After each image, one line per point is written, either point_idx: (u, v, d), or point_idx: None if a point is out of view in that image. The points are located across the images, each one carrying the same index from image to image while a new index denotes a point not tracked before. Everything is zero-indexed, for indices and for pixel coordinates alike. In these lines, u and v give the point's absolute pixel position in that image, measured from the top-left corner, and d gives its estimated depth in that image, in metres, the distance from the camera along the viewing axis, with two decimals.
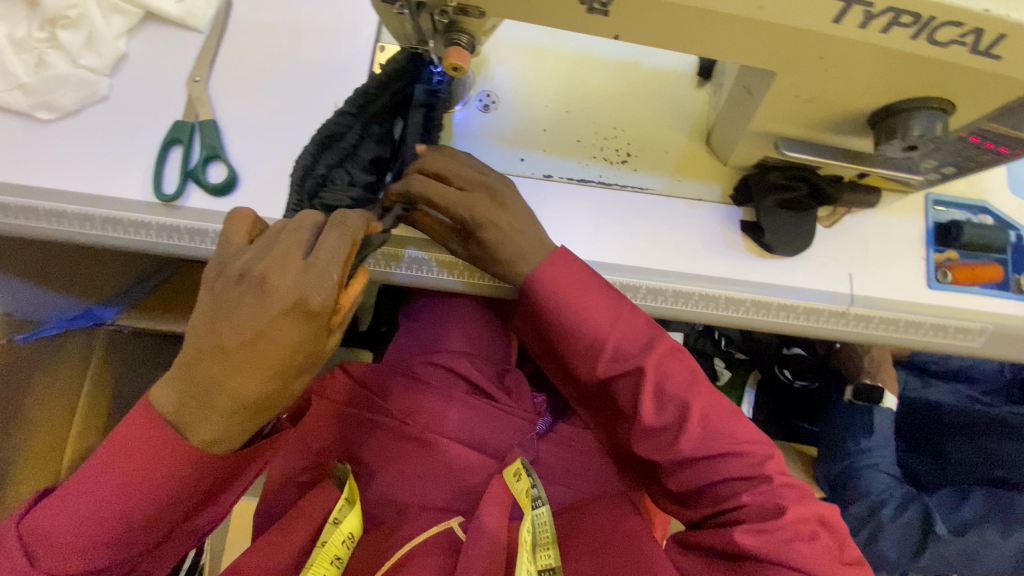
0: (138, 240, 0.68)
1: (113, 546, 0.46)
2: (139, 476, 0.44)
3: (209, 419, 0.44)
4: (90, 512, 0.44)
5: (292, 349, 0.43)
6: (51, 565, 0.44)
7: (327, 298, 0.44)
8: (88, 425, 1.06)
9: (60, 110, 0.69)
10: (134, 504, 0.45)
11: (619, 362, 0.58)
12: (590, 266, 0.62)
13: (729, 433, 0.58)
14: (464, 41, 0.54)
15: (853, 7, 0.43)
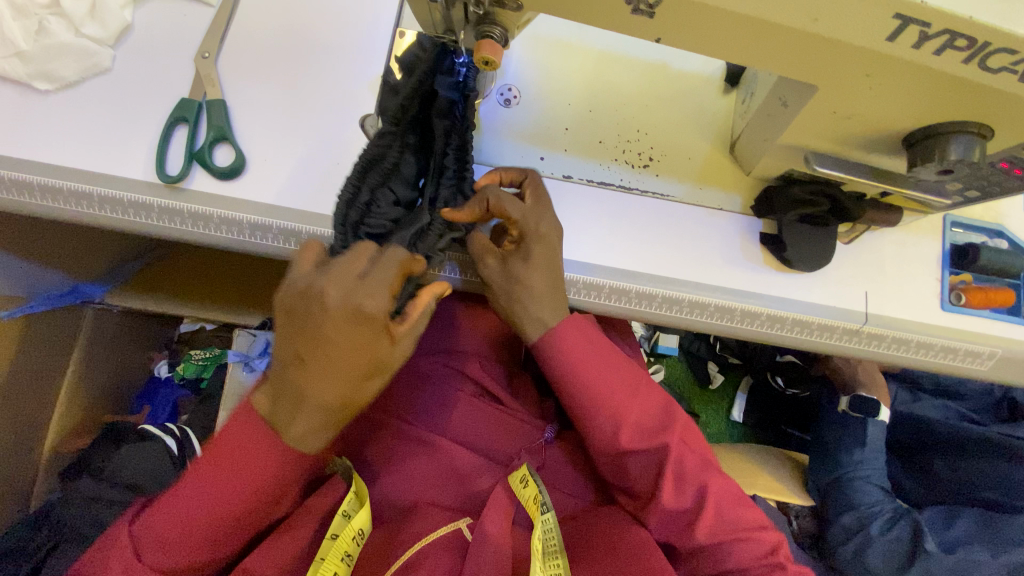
0: (139, 222, 0.65)
1: (211, 543, 0.50)
2: (237, 482, 0.48)
3: (296, 419, 0.46)
4: (193, 512, 0.49)
5: (358, 354, 0.44)
6: (157, 561, 0.49)
7: (381, 306, 0.43)
8: (72, 406, 1.02)
9: (59, 81, 0.65)
10: (227, 506, 0.49)
11: (642, 439, 0.59)
12: (605, 336, 0.63)
13: (739, 518, 0.59)
14: (497, 34, 0.51)
15: (910, 26, 0.42)
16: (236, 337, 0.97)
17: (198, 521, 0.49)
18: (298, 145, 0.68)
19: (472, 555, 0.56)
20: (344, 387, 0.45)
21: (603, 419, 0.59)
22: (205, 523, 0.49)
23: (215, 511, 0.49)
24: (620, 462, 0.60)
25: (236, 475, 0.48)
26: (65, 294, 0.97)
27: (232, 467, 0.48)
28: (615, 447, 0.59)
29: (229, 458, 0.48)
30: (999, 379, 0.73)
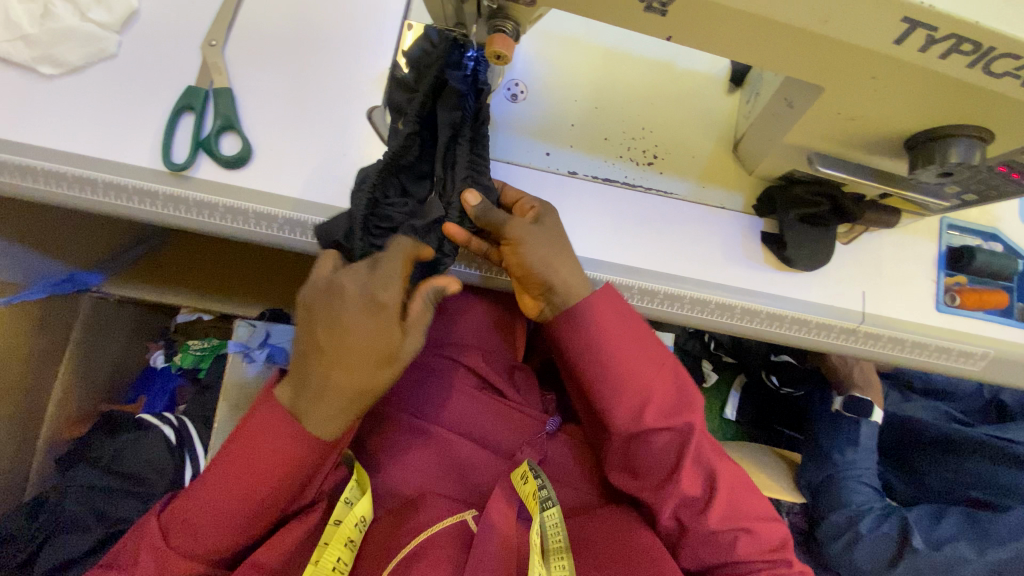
0: (143, 210, 0.64)
1: (229, 528, 0.52)
2: (258, 473, 0.51)
3: (318, 408, 0.50)
4: (216, 496, 0.52)
5: (375, 339, 0.49)
6: (181, 542, 0.52)
7: (393, 294, 0.50)
8: (67, 394, 1.01)
9: (64, 66, 0.65)
10: (247, 489, 0.52)
11: (664, 418, 0.58)
12: (632, 312, 0.62)
13: (747, 510, 0.60)
14: (509, 28, 0.52)
15: (917, 30, 0.43)
16: (238, 326, 0.96)
17: (224, 510, 0.52)
18: (305, 136, 0.68)
19: (479, 545, 0.56)
20: (364, 368, 0.49)
21: (633, 393, 0.58)
22: (229, 512, 0.52)
23: (239, 500, 0.52)
24: (644, 440, 0.59)
25: (259, 466, 0.51)
26: (63, 281, 0.96)
27: (256, 457, 0.51)
28: (640, 424, 0.58)
29: (251, 449, 0.51)
30: (990, 379, 0.74)
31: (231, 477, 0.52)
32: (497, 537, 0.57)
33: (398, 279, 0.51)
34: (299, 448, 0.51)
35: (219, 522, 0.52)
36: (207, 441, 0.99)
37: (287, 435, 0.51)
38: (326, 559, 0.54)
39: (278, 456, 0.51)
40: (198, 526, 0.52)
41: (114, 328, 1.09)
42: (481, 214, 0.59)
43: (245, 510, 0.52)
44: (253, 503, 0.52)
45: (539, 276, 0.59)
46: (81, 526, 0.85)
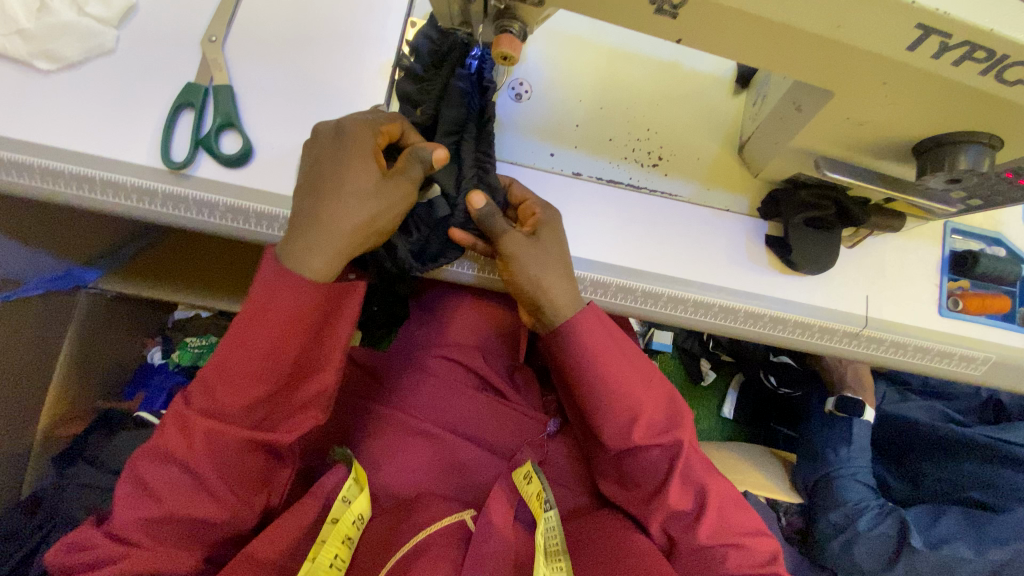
0: (142, 208, 0.64)
1: (241, 388, 0.50)
2: (266, 315, 0.50)
3: (303, 230, 0.51)
4: (228, 352, 0.50)
5: (348, 163, 0.53)
6: (199, 404, 0.50)
7: (364, 127, 0.55)
8: (64, 390, 1.00)
9: (61, 61, 0.63)
10: (256, 343, 0.50)
11: (654, 435, 0.58)
12: (615, 327, 0.60)
13: (734, 524, 0.59)
14: (516, 29, 0.51)
15: (931, 37, 0.42)
16: None
17: (241, 365, 0.50)
18: (307, 135, 0.67)
19: (476, 543, 0.56)
20: (351, 199, 0.52)
21: (622, 408, 0.58)
22: (245, 362, 0.50)
23: (256, 350, 0.50)
24: (633, 454, 0.59)
25: (269, 307, 0.50)
26: (60, 277, 0.95)
27: (264, 304, 0.50)
28: (629, 440, 0.58)
29: (260, 295, 0.50)
30: (991, 383, 0.75)
31: (242, 329, 0.50)
32: (496, 536, 0.57)
33: (370, 130, 0.55)
34: (303, 293, 0.51)
35: (236, 377, 0.50)
36: None
37: (291, 283, 0.50)
38: (323, 556, 0.53)
39: (288, 289, 0.50)
40: (217, 384, 0.50)
41: (111, 324, 1.08)
42: (484, 219, 0.58)
43: (261, 358, 0.50)
44: (270, 351, 0.50)
45: (530, 293, 0.59)
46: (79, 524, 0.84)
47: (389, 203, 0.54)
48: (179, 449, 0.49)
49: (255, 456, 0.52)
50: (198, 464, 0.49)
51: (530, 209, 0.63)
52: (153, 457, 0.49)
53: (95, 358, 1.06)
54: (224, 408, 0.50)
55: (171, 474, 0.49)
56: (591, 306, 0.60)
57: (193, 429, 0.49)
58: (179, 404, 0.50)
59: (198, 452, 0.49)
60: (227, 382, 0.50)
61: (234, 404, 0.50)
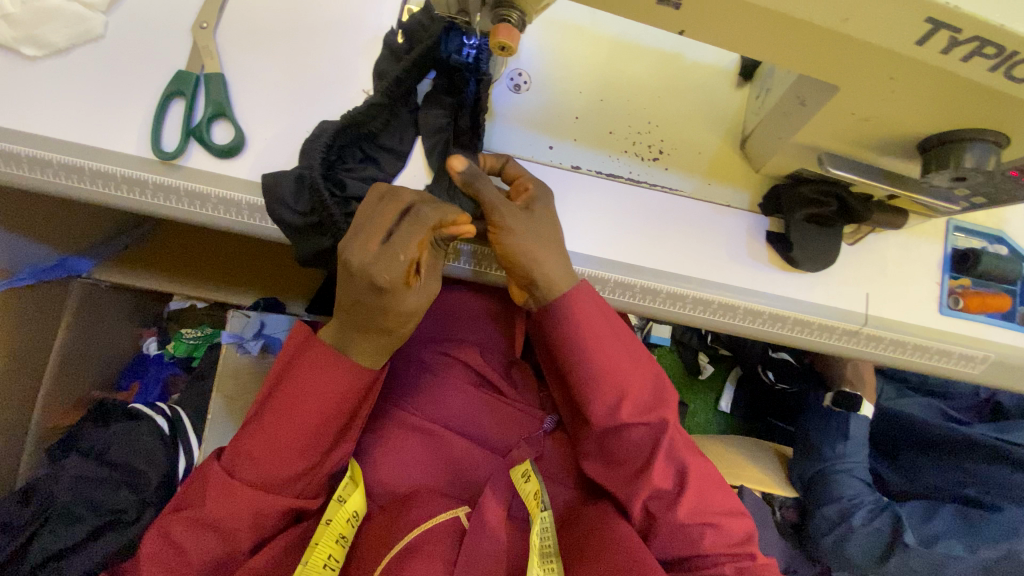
0: (133, 199, 0.62)
1: (287, 466, 0.56)
2: (312, 403, 0.55)
3: (363, 354, 0.56)
4: (276, 433, 0.55)
5: (384, 312, 0.52)
6: (246, 476, 0.55)
7: (395, 280, 0.50)
8: (60, 380, 1.00)
9: (48, 47, 0.62)
10: (303, 426, 0.56)
11: (641, 414, 0.58)
12: (608, 308, 0.61)
13: (712, 504, 0.59)
14: (514, 18, 0.49)
15: (940, 31, 0.41)
16: (230, 317, 0.93)
17: (283, 441, 0.55)
18: (300, 126, 0.66)
19: (469, 544, 0.57)
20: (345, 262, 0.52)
21: (611, 386, 0.58)
22: (286, 438, 0.55)
23: (299, 431, 0.56)
24: (619, 433, 0.59)
25: (314, 392, 0.56)
26: (52, 267, 0.93)
27: (307, 387, 0.55)
28: (617, 418, 0.58)
29: (302, 378, 0.56)
30: (990, 381, 0.74)
31: (285, 408, 0.55)
32: (488, 534, 0.58)
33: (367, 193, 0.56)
34: (351, 379, 0.56)
35: (280, 453, 0.55)
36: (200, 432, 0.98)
37: (338, 371, 0.56)
38: (316, 555, 0.55)
39: (336, 375, 0.56)
40: (261, 458, 0.55)
41: (107, 315, 1.08)
42: (471, 179, 0.57)
43: (305, 437, 0.56)
44: (312, 431, 0.56)
45: (521, 263, 0.58)
46: (74, 516, 0.85)
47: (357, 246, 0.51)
48: (218, 517, 0.54)
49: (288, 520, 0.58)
50: (237, 530, 0.54)
51: (523, 185, 0.62)
52: (189, 523, 0.54)
53: (88, 346, 1.05)
54: (271, 481, 0.56)
55: (209, 539, 0.54)
56: (587, 283, 0.60)
57: (236, 499, 0.54)
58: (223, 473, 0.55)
59: (239, 522, 0.54)
60: (271, 457, 0.55)
61: (276, 477, 0.56)
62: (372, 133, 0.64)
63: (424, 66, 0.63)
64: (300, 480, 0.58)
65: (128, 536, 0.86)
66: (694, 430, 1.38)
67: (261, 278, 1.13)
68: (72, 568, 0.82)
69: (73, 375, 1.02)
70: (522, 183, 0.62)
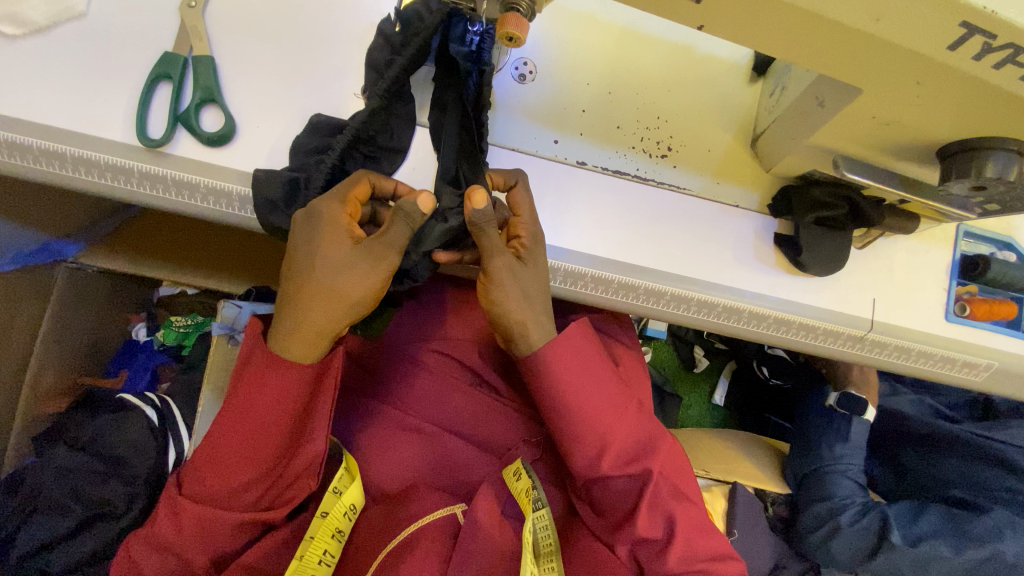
0: (118, 187, 0.59)
1: (234, 480, 0.53)
2: (253, 409, 0.52)
3: (293, 333, 0.52)
4: (219, 445, 0.52)
5: (310, 249, 0.52)
6: (192, 493, 0.53)
7: (322, 207, 0.53)
8: (45, 367, 0.97)
9: (28, 25, 0.58)
10: (244, 433, 0.53)
11: (625, 464, 0.59)
12: (597, 348, 0.61)
13: (697, 549, 0.58)
14: (524, 8, 0.47)
15: (974, 36, 0.39)
16: (222, 306, 0.88)
17: (225, 451, 0.53)
18: (294, 114, 0.63)
19: (462, 544, 0.56)
20: (339, 266, 0.51)
21: (591, 439, 0.58)
22: (229, 449, 0.52)
23: (245, 439, 0.53)
24: (603, 481, 0.59)
25: (253, 397, 0.52)
26: (37, 251, 0.90)
27: (246, 393, 0.52)
28: (599, 468, 0.58)
29: (243, 384, 0.52)
30: (991, 389, 0.74)
31: (227, 419, 0.52)
32: (481, 536, 0.57)
33: (338, 206, 0.53)
34: (292, 382, 0.52)
35: (225, 465, 0.52)
36: (190, 421, 0.97)
37: (277, 373, 0.52)
38: (310, 556, 0.54)
39: (274, 376, 0.52)
40: (207, 475, 0.53)
41: (94, 300, 1.04)
42: (479, 222, 0.54)
43: (249, 446, 0.53)
44: (256, 437, 0.53)
45: (505, 326, 0.57)
46: (62, 508, 0.84)
47: (369, 266, 0.52)
48: (171, 536, 0.52)
49: (251, 532, 0.55)
50: (192, 550, 0.53)
51: (518, 230, 0.59)
52: (146, 543, 0.53)
53: (75, 333, 1.02)
54: (217, 495, 0.53)
55: (167, 561, 0.53)
56: (577, 324, 0.60)
57: (184, 516, 0.52)
58: (171, 491, 0.53)
59: (192, 538, 0.52)
60: (216, 470, 0.52)
61: (225, 491, 0.53)
62: (370, 134, 0.61)
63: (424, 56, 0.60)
64: (252, 492, 0.54)
65: (116, 528, 0.85)
66: (688, 423, 1.38)
67: (254, 266, 1.11)
68: (56, 562, 0.82)
69: (60, 362, 1.00)
70: (518, 226, 0.59)
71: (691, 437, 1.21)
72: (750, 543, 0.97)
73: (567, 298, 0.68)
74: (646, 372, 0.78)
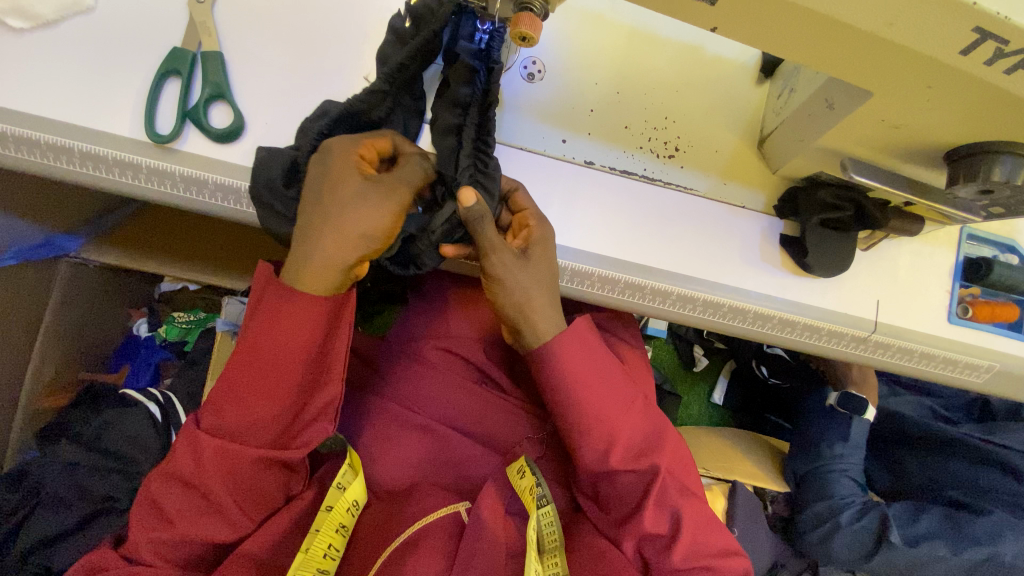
0: (125, 182, 0.59)
1: (254, 413, 0.52)
2: (276, 340, 0.52)
3: (302, 269, 0.51)
4: (241, 376, 0.52)
5: (324, 183, 0.52)
6: (211, 425, 0.52)
7: (337, 146, 0.53)
8: (48, 364, 0.97)
9: (36, 19, 0.58)
10: (266, 364, 0.52)
11: (631, 460, 0.59)
12: (602, 345, 0.61)
13: (707, 545, 0.58)
14: (538, 7, 0.47)
15: (987, 42, 0.39)
16: (225, 303, 0.89)
17: (246, 383, 0.52)
18: (302, 111, 0.62)
19: (468, 540, 0.56)
20: (353, 208, 0.51)
21: (597, 435, 0.58)
22: (251, 379, 0.52)
23: (265, 371, 0.52)
24: (609, 480, 0.59)
25: (274, 327, 0.52)
26: (39, 246, 0.90)
27: (267, 325, 0.52)
28: (605, 466, 0.58)
29: (264, 316, 0.52)
30: (991, 390, 0.74)
31: (249, 349, 0.52)
32: (487, 533, 0.57)
33: (351, 145, 0.53)
34: (314, 311, 0.52)
35: (245, 396, 0.52)
36: (192, 417, 0.97)
37: (299, 303, 0.52)
38: (317, 545, 0.55)
39: (294, 305, 0.52)
40: (228, 407, 0.52)
41: (96, 296, 1.04)
42: (473, 219, 0.53)
43: (269, 376, 0.52)
44: (275, 368, 0.52)
45: (506, 312, 0.57)
46: (64, 503, 0.84)
47: (379, 203, 0.51)
48: (189, 471, 0.51)
49: (271, 471, 0.55)
50: (211, 485, 0.51)
51: (525, 220, 0.60)
52: (165, 481, 0.52)
53: (80, 330, 1.02)
54: (236, 428, 0.52)
55: (187, 498, 0.52)
56: (580, 320, 0.60)
57: (202, 448, 0.51)
58: (189, 423, 0.52)
59: (211, 472, 0.51)
60: (236, 401, 0.52)
61: (244, 425, 0.52)
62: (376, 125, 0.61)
63: (431, 54, 0.60)
64: (272, 427, 0.53)
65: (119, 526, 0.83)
66: (687, 422, 1.38)
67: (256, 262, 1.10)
68: (60, 559, 0.81)
69: (64, 359, 0.99)
70: (525, 216, 0.60)
71: (691, 435, 1.21)
72: (750, 540, 0.98)
73: (575, 298, 0.68)
74: (649, 369, 0.79)
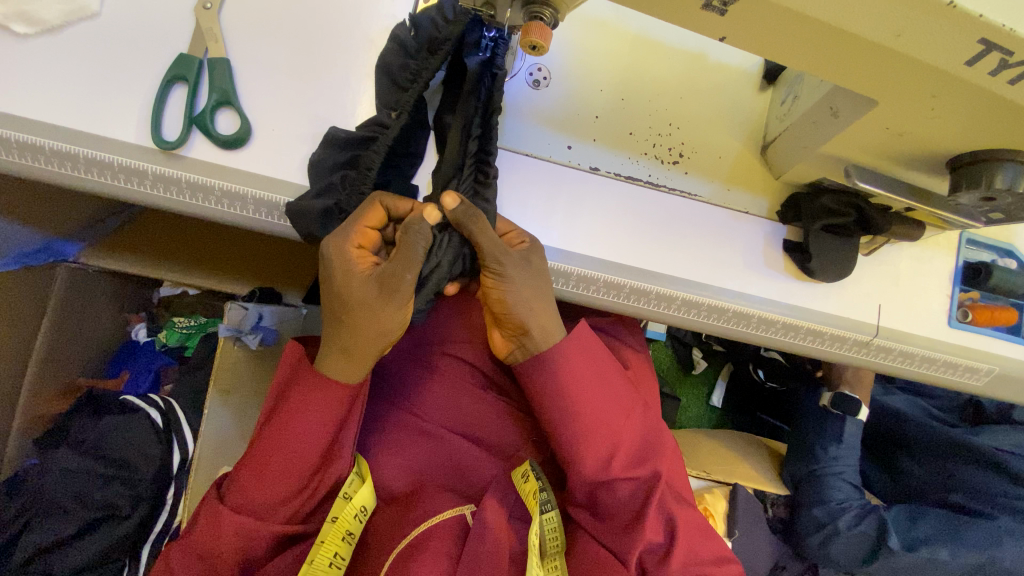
0: (131, 189, 0.59)
1: (275, 490, 0.55)
2: (297, 422, 0.55)
3: (342, 352, 0.55)
4: (265, 457, 0.55)
5: (338, 292, 0.52)
6: (234, 501, 0.55)
7: (336, 249, 0.52)
8: (50, 370, 0.96)
9: (40, 25, 0.58)
10: (286, 446, 0.55)
11: (633, 468, 0.60)
12: (606, 359, 0.62)
13: (701, 554, 0.59)
14: (547, 15, 0.47)
15: (992, 53, 0.40)
16: (228, 308, 0.88)
17: (268, 463, 0.55)
18: (310, 117, 0.62)
19: (471, 546, 0.55)
20: (375, 309, 0.52)
21: (601, 442, 0.59)
22: (274, 460, 0.55)
23: (288, 454, 0.55)
24: (609, 488, 0.59)
25: (298, 411, 0.55)
26: (39, 251, 0.88)
27: (293, 406, 0.55)
28: (607, 472, 0.59)
29: (290, 401, 0.55)
30: (991, 393, 0.75)
31: (272, 431, 0.55)
32: (490, 537, 0.56)
33: (350, 238, 0.52)
34: (336, 393, 0.56)
35: (267, 475, 0.55)
36: (194, 422, 0.96)
37: (320, 387, 0.55)
38: (322, 555, 0.54)
39: (317, 390, 0.55)
40: (250, 484, 0.55)
41: (100, 302, 1.04)
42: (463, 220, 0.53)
43: (290, 459, 0.55)
44: (297, 452, 0.55)
45: (519, 317, 0.57)
46: (65, 511, 0.83)
47: (386, 301, 0.51)
48: (208, 543, 0.53)
49: (280, 545, 0.57)
50: (225, 556, 0.53)
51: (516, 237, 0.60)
52: (186, 553, 0.54)
53: (83, 335, 1.02)
54: (254, 504, 0.54)
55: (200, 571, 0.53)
56: (579, 328, 0.61)
57: (222, 524, 0.53)
58: (213, 500, 0.55)
59: (226, 546, 0.53)
60: (254, 478, 0.55)
61: (263, 500, 0.55)
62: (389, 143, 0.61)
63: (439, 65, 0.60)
64: (288, 504, 0.56)
65: (122, 531, 0.85)
66: (686, 424, 1.38)
67: (258, 267, 1.10)
68: (60, 565, 0.82)
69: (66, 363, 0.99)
70: (513, 235, 0.60)
71: (689, 438, 1.22)
72: (749, 541, 0.99)
73: (581, 304, 0.68)
74: (653, 372, 0.79)
